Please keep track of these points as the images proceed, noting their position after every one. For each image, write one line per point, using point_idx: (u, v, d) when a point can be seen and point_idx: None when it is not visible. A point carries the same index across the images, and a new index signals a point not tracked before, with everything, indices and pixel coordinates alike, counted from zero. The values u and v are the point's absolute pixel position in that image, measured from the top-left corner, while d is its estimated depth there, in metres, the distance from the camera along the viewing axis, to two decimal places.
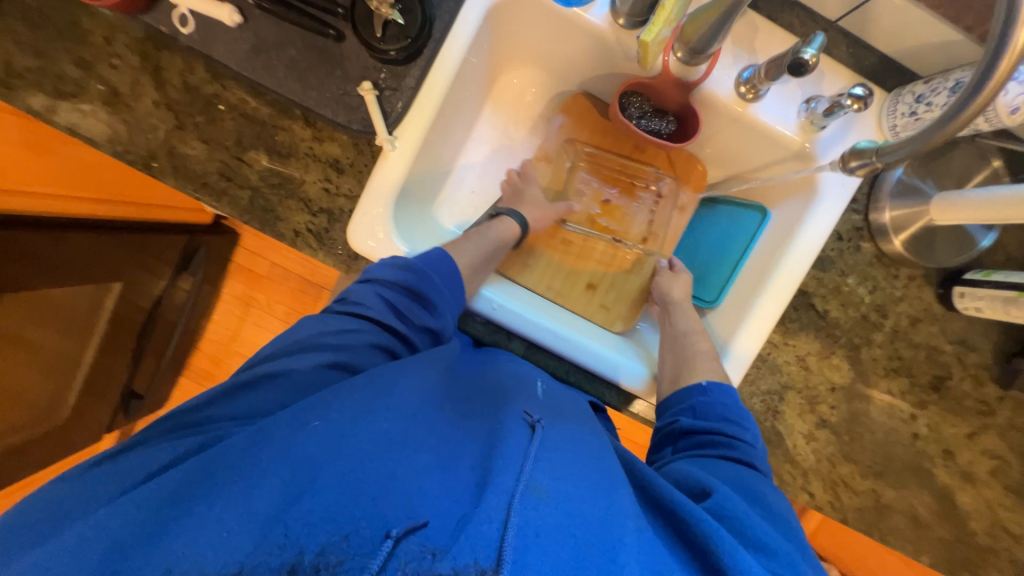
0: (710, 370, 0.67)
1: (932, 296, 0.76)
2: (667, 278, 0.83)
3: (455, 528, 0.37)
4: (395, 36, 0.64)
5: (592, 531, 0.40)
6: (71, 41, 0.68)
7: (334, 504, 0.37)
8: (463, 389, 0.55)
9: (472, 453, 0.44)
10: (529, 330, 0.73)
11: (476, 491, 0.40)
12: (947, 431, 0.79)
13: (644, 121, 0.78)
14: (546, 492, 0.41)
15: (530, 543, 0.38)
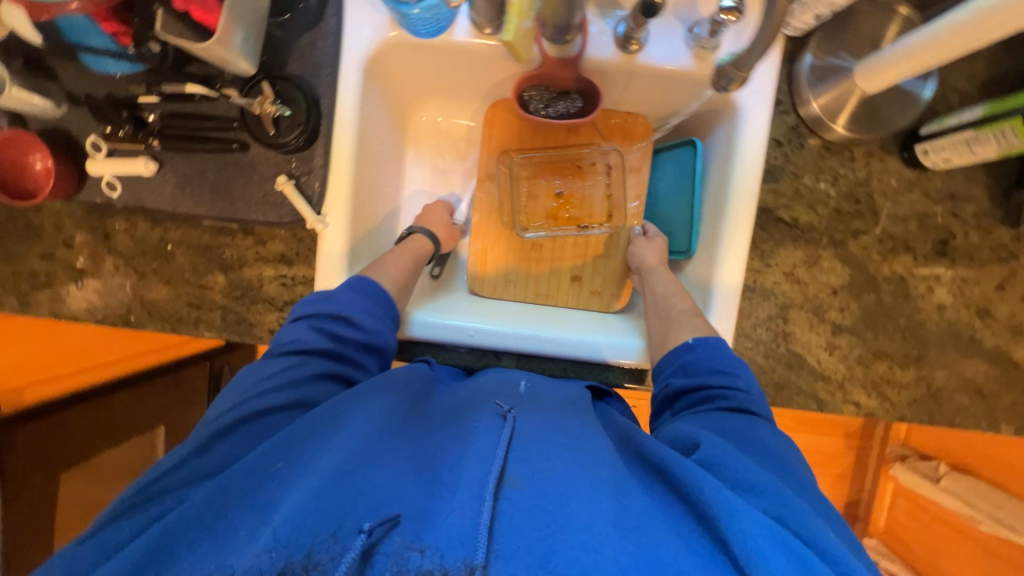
0: (694, 327, 0.66)
1: (898, 163, 0.72)
2: (638, 243, 0.82)
3: (435, 523, 0.42)
4: (289, 126, 0.68)
5: (566, 497, 0.45)
6: (29, 239, 0.74)
7: (322, 509, 0.42)
8: (438, 408, 0.61)
9: (450, 460, 0.50)
10: (510, 343, 0.74)
11: (454, 490, 0.46)
12: (974, 291, 0.73)
13: (551, 108, 0.78)
14: (518, 475, 0.46)
15: (503, 521, 0.42)
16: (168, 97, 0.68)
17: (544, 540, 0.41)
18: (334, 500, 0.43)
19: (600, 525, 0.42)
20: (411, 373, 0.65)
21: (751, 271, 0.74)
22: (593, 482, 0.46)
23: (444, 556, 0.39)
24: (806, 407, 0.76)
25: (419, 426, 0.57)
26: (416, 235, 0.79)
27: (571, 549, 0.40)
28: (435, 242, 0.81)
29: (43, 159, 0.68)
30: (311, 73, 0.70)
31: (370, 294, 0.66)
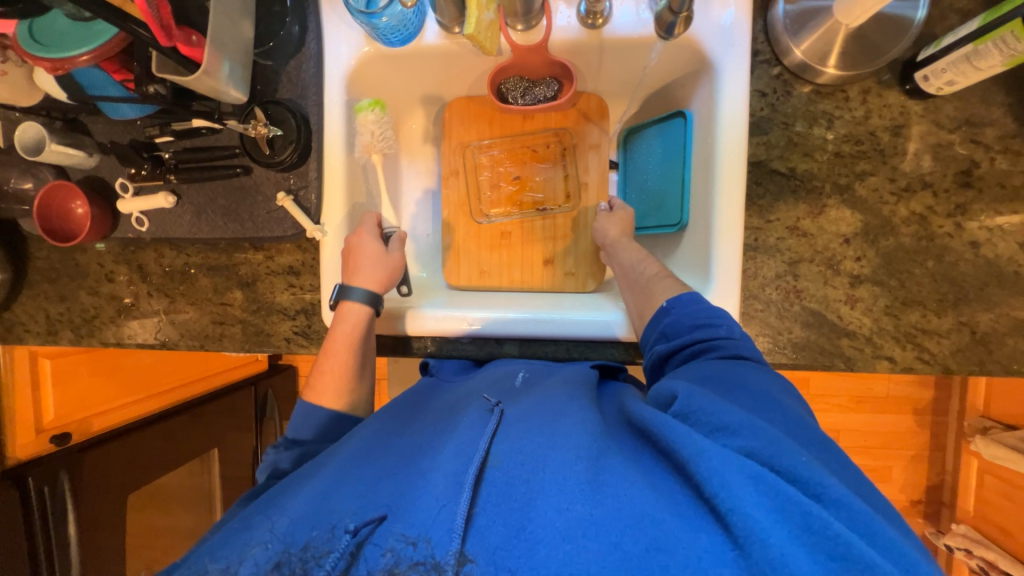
0: (668, 289, 0.67)
1: (900, 96, 0.67)
2: (602, 219, 0.81)
3: (414, 508, 0.45)
4: (282, 144, 0.73)
5: (542, 470, 0.45)
6: (77, 277, 0.83)
7: (318, 515, 0.47)
8: (435, 408, 0.64)
9: (437, 448, 0.52)
10: (507, 327, 0.74)
11: (433, 474, 0.48)
12: (1010, 222, 0.67)
13: (530, 94, 0.79)
14: (497, 455, 0.48)
15: (481, 502, 0.44)
16: (179, 134, 0.75)
17: (520, 514, 0.42)
18: (325, 508, 0.47)
19: (572, 489, 0.43)
20: (409, 399, 0.69)
21: (752, 229, 0.71)
22: (571, 451, 0.47)
23: (426, 545, 0.41)
24: (832, 367, 0.71)
25: (415, 428, 0.60)
26: (349, 302, 0.72)
27: (544, 520, 0.41)
28: (373, 304, 0.72)
29: (82, 204, 0.76)
30: (300, 95, 0.75)
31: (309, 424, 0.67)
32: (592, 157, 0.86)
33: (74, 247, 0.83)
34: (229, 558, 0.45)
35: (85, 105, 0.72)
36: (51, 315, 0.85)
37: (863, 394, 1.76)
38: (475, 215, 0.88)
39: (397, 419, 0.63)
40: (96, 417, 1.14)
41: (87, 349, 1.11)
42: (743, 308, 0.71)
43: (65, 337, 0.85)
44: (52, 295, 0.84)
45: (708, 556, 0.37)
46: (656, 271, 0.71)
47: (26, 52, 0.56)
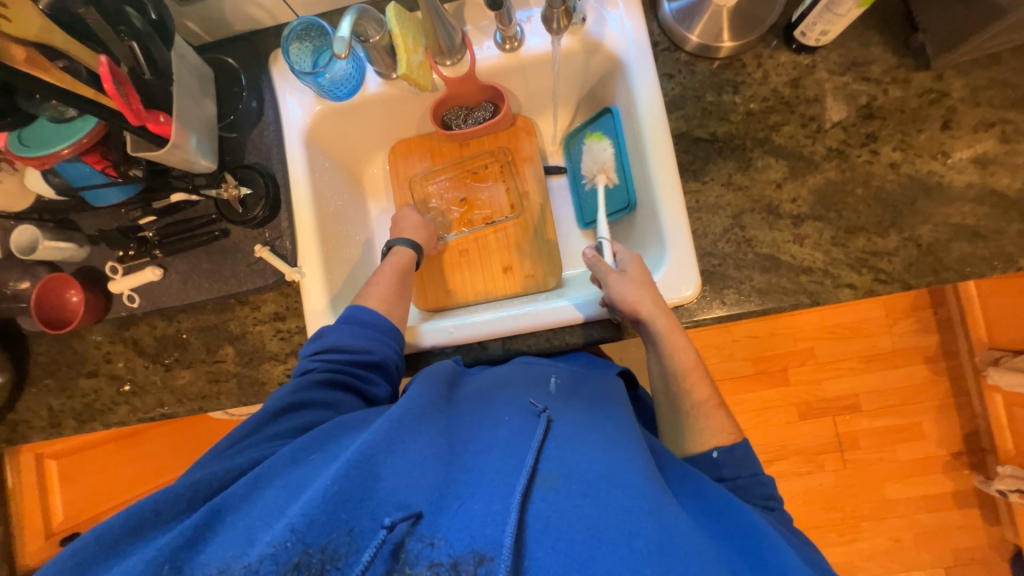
0: (720, 431, 0.67)
1: (790, 55, 0.76)
2: (618, 282, 0.72)
3: (454, 521, 0.48)
4: (253, 202, 0.80)
5: (605, 495, 0.48)
6: (76, 364, 0.87)
7: (349, 504, 0.46)
8: (468, 400, 0.66)
9: (480, 457, 0.54)
10: (477, 330, 0.79)
11: (486, 489, 0.50)
12: (920, 139, 0.73)
13: (471, 117, 0.88)
14: (561, 477, 0.50)
15: (531, 521, 0.47)
16: (160, 212, 0.82)
17: (582, 545, 0.44)
18: (367, 485, 0.47)
19: (641, 540, 0.44)
20: (441, 372, 0.70)
21: (691, 193, 0.76)
22: (635, 480, 0.49)
23: (463, 557, 0.45)
24: (799, 303, 0.73)
25: (453, 419, 0.62)
26: (399, 247, 0.86)
27: (608, 552, 0.43)
28: (420, 249, 0.86)
29: (77, 291, 0.82)
30: (264, 157, 0.82)
31: (366, 317, 0.74)
32: (530, 170, 0.95)
33: (70, 337, 0.87)
34: (240, 544, 0.44)
35: (72, 201, 0.79)
36: (54, 406, 0.87)
37: (871, 352, 1.75)
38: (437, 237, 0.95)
39: (433, 401, 0.62)
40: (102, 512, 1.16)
41: (84, 438, 1.08)
42: (703, 266, 0.75)
43: (68, 425, 0.87)
44: (53, 387, 0.87)
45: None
46: (705, 400, 0.71)
47: (15, 154, 0.64)
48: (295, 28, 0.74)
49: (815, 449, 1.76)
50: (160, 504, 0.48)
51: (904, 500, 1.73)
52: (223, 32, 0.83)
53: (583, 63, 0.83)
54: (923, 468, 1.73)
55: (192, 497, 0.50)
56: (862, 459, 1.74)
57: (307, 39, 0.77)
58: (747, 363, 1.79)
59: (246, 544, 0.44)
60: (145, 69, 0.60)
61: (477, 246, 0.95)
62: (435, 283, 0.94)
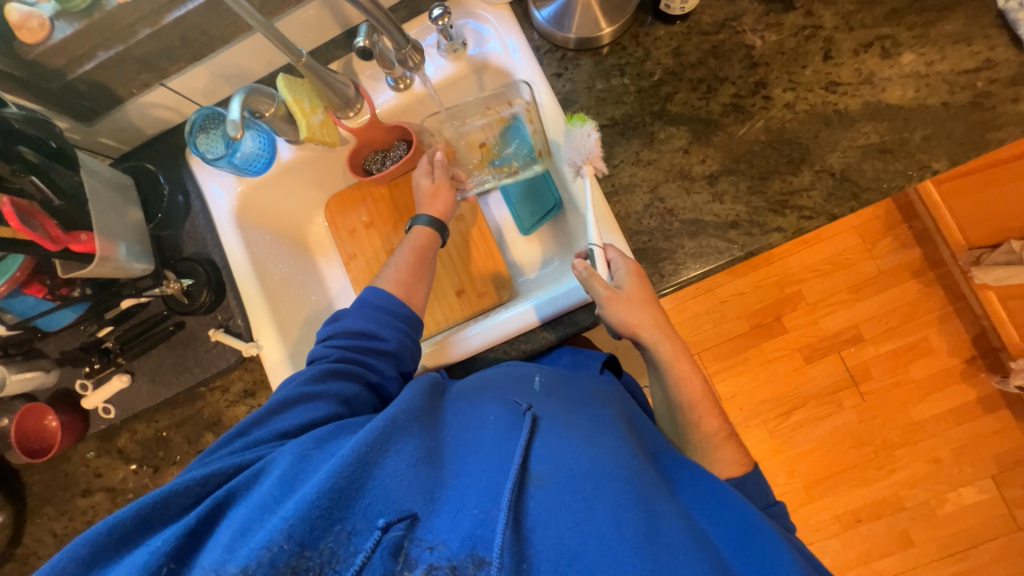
0: (732, 462, 0.70)
1: (665, 27, 0.78)
2: (616, 307, 0.68)
3: (446, 519, 0.46)
4: (197, 290, 0.83)
5: (594, 489, 0.47)
6: (70, 486, 0.89)
7: (341, 511, 0.45)
8: (462, 395, 0.64)
9: (468, 453, 0.53)
10: (489, 337, 0.80)
11: (475, 487, 0.48)
12: (806, 75, 0.74)
13: (387, 157, 0.90)
14: (556, 473, 0.48)
15: (529, 518, 0.46)
16: (115, 322, 0.84)
17: (573, 538, 0.44)
18: (360, 483, 0.46)
19: (632, 535, 0.43)
20: (432, 379, 0.67)
21: (605, 179, 0.78)
22: (619, 475, 0.49)
23: (452, 552, 0.44)
24: (733, 257, 0.74)
25: (443, 418, 0.59)
26: (418, 228, 0.83)
27: (598, 547, 0.43)
28: (441, 227, 0.84)
29: (52, 416, 0.84)
30: (200, 246, 0.85)
31: (387, 302, 0.74)
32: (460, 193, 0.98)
33: (59, 461, 0.89)
34: (233, 550, 0.43)
35: (29, 331, 0.82)
36: (57, 532, 0.89)
37: (858, 282, 1.74)
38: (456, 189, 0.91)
39: (426, 403, 0.60)
40: None
41: None
42: (634, 245, 0.76)
43: None
44: (52, 513, 0.89)
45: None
46: (713, 433, 0.71)
47: None
48: (196, 122, 0.79)
49: (830, 389, 1.73)
50: (169, 497, 0.49)
51: (931, 419, 1.69)
52: (139, 139, 0.87)
53: (478, 82, 0.86)
54: (941, 382, 1.70)
55: (193, 496, 0.51)
56: (879, 388, 1.72)
57: (211, 128, 0.80)
58: (741, 321, 1.77)
59: (239, 549, 0.43)
60: (54, 195, 0.64)
61: None
62: None
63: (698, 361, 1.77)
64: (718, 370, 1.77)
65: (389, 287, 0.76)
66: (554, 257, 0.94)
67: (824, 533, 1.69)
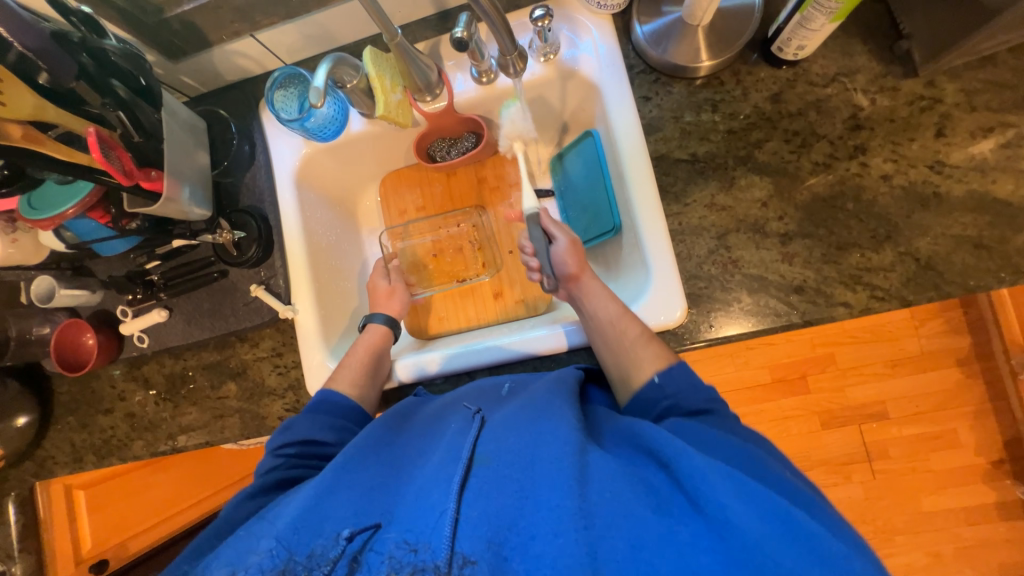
0: (654, 359, 0.65)
1: (770, 69, 0.74)
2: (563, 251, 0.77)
3: (407, 512, 0.47)
4: (247, 244, 0.84)
5: (530, 459, 0.47)
6: (94, 402, 0.92)
7: (302, 518, 0.48)
8: (420, 422, 0.65)
9: (425, 459, 0.55)
10: (475, 359, 0.79)
11: (426, 484, 0.49)
12: (912, 149, 0.70)
13: (454, 148, 0.90)
14: (494, 447, 0.50)
15: (471, 495, 0.46)
16: (164, 257, 0.86)
17: (513, 506, 0.44)
18: (319, 513, 0.49)
19: (564, 481, 0.43)
20: (394, 411, 0.69)
21: (673, 216, 0.75)
22: (556, 430, 0.49)
23: (425, 550, 0.43)
24: (790, 323, 0.71)
25: (402, 438, 0.62)
26: (373, 324, 0.84)
27: (536, 510, 0.42)
28: (393, 323, 0.85)
29: (90, 335, 0.86)
30: (257, 200, 0.86)
31: (337, 407, 0.71)
32: (516, 195, 0.96)
33: (89, 377, 0.92)
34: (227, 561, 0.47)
35: (82, 250, 0.84)
36: (75, 441, 0.92)
37: (896, 357, 1.67)
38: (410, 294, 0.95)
39: (386, 425, 0.64)
40: (125, 539, 1.26)
41: (73, 487, 1.13)
42: (689, 289, 0.74)
43: (89, 460, 0.92)
44: (74, 423, 0.93)
45: (687, 547, 0.38)
46: (636, 334, 0.68)
47: (30, 219, 0.69)
48: (277, 79, 0.78)
49: (840, 460, 1.68)
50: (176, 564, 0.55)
51: (940, 513, 1.63)
52: (218, 83, 0.87)
53: (562, 88, 0.83)
54: (959, 479, 1.63)
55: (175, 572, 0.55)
56: (892, 470, 1.65)
57: (290, 86, 0.80)
58: (764, 371, 1.72)
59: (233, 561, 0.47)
60: (133, 131, 0.64)
61: (468, 273, 0.96)
62: (428, 312, 0.96)
63: None
64: None
65: (343, 387, 0.74)
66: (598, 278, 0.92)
67: None
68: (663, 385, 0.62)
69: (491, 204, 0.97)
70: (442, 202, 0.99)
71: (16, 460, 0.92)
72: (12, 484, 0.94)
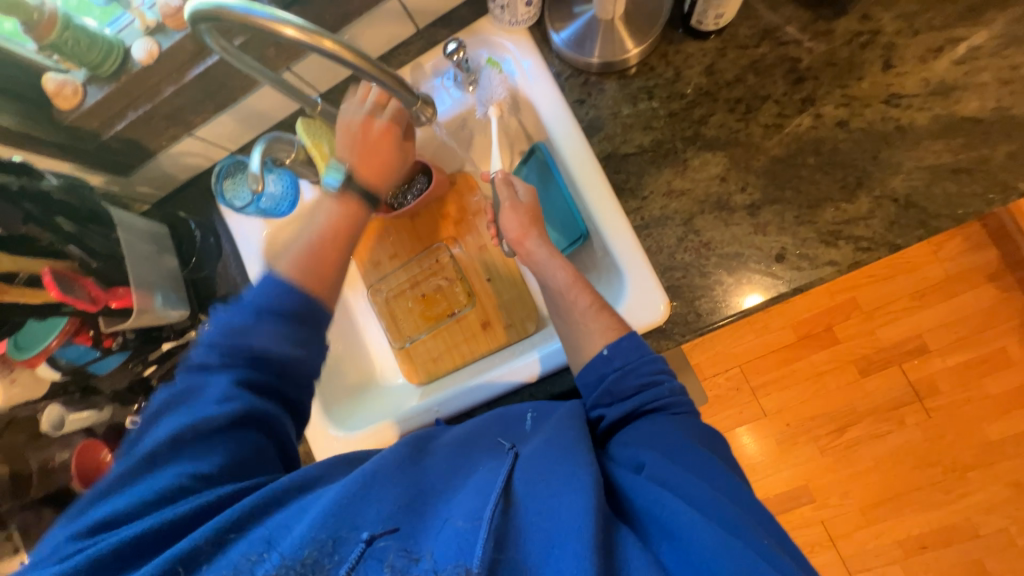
0: (604, 331, 0.64)
1: (696, 43, 0.72)
2: (508, 214, 0.76)
3: (433, 530, 0.44)
4: None
5: (558, 500, 0.44)
6: None
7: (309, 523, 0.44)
8: (445, 443, 0.60)
9: (451, 486, 0.51)
10: (468, 399, 0.78)
11: (457, 512, 0.46)
12: (862, 88, 0.66)
13: (410, 192, 0.91)
14: (524, 489, 0.47)
15: (510, 532, 0.43)
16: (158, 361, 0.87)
17: (534, 556, 0.41)
18: (347, 516, 0.45)
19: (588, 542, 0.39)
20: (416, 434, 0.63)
21: (634, 212, 0.73)
22: (588, 479, 0.45)
23: (428, 558, 0.41)
24: (779, 294, 0.68)
25: (434, 456, 0.56)
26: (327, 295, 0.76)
27: (560, 561, 0.39)
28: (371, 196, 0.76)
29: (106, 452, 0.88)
30: (232, 287, 0.87)
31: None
32: (482, 222, 0.95)
33: None
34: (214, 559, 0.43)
35: (80, 374, 0.86)
36: None
37: (922, 287, 1.58)
38: (402, 343, 0.97)
39: (413, 442, 0.58)
40: None
41: None
42: (667, 282, 0.71)
43: None
44: None
45: None
46: (586, 305, 0.66)
47: (21, 360, 0.72)
48: (222, 171, 0.80)
49: (889, 405, 1.59)
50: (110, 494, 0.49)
51: (1010, 439, 1.53)
52: (173, 184, 0.90)
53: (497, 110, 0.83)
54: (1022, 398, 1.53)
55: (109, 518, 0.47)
56: (947, 404, 1.56)
57: (237, 174, 0.81)
58: (786, 332, 1.65)
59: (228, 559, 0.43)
60: (90, 259, 0.67)
61: (452, 309, 0.96)
62: (421, 357, 0.95)
63: (739, 374, 1.67)
64: (762, 383, 1.65)
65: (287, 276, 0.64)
66: None
67: (884, 559, 1.55)
68: (612, 357, 0.60)
69: (459, 236, 0.97)
70: (411, 245, 0.99)
71: None
72: None
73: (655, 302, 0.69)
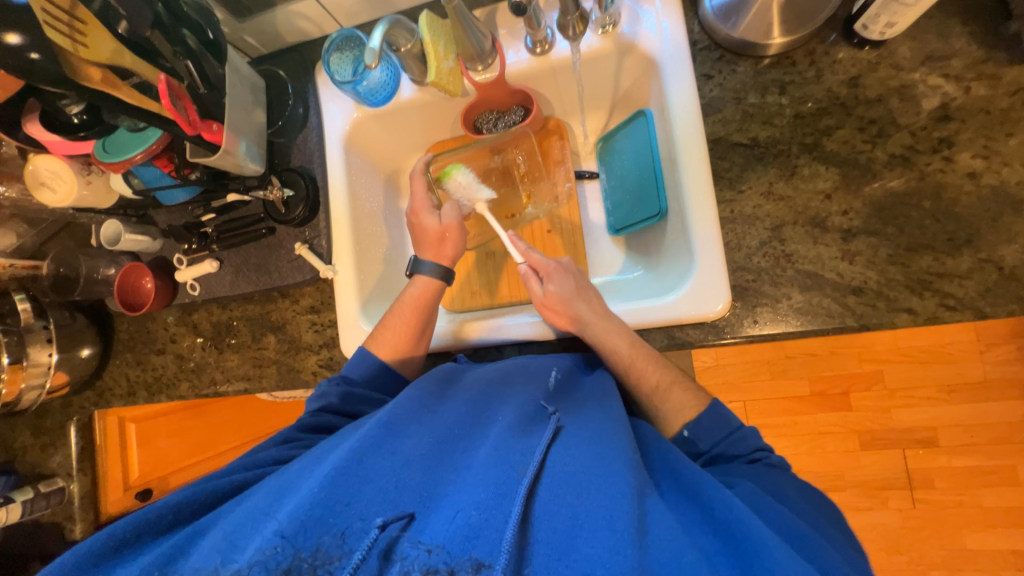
0: (684, 407, 0.65)
1: (851, 51, 0.69)
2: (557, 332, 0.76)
3: (447, 516, 0.43)
4: (295, 203, 0.85)
5: (592, 491, 0.43)
6: (149, 342, 0.98)
7: (329, 501, 0.43)
8: (465, 391, 0.62)
9: (459, 449, 0.52)
10: (505, 334, 0.78)
11: (484, 480, 0.45)
12: (1008, 145, 0.62)
13: (502, 122, 0.88)
14: (552, 469, 0.46)
15: (538, 512, 0.42)
16: (219, 211, 0.89)
17: (566, 532, 0.40)
18: (353, 484, 0.45)
19: (622, 526, 0.39)
20: (436, 374, 0.67)
21: (724, 203, 0.71)
22: (620, 464, 0.45)
23: (449, 548, 0.40)
24: (844, 326, 0.66)
25: (441, 413, 0.57)
26: (421, 276, 0.81)
27: (591, 546, 0.39)
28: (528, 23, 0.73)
29: (149, 278, 0.91)
30: (307, 160, 0.88)
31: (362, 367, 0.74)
32: (560, 173, 0.94)
33: (146, 318, 0.99)
34: (247, 545, 0.42)
35: (148, 198, 0.89)
36: (129, 377, 0.99)
37: (954, 383, 1.54)
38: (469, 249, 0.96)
39: (426, 394, 0.60)
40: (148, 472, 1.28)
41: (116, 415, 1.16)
42: (735, 280, 0.70)
43: (141, 395, 0.98)
44: (130, 359, 0.99)
45: None
46: (663, 385, 0.66)
47: (100, 161, 0.74)
48: (335, 40, 0.80)
49: (878, 483, 1.57)
50: (140, 524, 0.49)
51: (986, 553, 1.51)
52: (278, 45, 0.90)
53: (620, 63, 0.80)
54: (1013, 519, 1.50)
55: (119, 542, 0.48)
56: (936, 501, 1.54)
57: (346, 50, 0.81)
58: (802, 384, 1.63)
59: (242, 543, 0.42)
60: (198, 83, 0.68)
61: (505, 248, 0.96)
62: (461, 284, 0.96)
63: (741, 409, 1.66)
64: (762, 425, 1.64)
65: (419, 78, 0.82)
66: (639, 266, 0.88)
67: None
68: (699, 442, 0.62)
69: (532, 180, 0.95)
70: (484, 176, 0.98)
71: (80, 389, 1.00)
72: (75, 410, 1.02)
73: (720, 298, 0.68)
